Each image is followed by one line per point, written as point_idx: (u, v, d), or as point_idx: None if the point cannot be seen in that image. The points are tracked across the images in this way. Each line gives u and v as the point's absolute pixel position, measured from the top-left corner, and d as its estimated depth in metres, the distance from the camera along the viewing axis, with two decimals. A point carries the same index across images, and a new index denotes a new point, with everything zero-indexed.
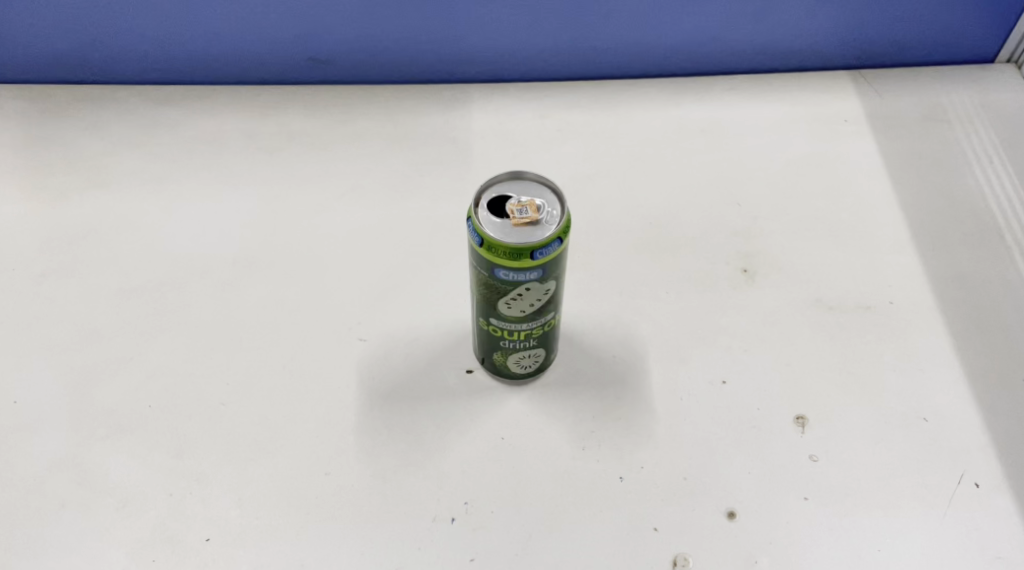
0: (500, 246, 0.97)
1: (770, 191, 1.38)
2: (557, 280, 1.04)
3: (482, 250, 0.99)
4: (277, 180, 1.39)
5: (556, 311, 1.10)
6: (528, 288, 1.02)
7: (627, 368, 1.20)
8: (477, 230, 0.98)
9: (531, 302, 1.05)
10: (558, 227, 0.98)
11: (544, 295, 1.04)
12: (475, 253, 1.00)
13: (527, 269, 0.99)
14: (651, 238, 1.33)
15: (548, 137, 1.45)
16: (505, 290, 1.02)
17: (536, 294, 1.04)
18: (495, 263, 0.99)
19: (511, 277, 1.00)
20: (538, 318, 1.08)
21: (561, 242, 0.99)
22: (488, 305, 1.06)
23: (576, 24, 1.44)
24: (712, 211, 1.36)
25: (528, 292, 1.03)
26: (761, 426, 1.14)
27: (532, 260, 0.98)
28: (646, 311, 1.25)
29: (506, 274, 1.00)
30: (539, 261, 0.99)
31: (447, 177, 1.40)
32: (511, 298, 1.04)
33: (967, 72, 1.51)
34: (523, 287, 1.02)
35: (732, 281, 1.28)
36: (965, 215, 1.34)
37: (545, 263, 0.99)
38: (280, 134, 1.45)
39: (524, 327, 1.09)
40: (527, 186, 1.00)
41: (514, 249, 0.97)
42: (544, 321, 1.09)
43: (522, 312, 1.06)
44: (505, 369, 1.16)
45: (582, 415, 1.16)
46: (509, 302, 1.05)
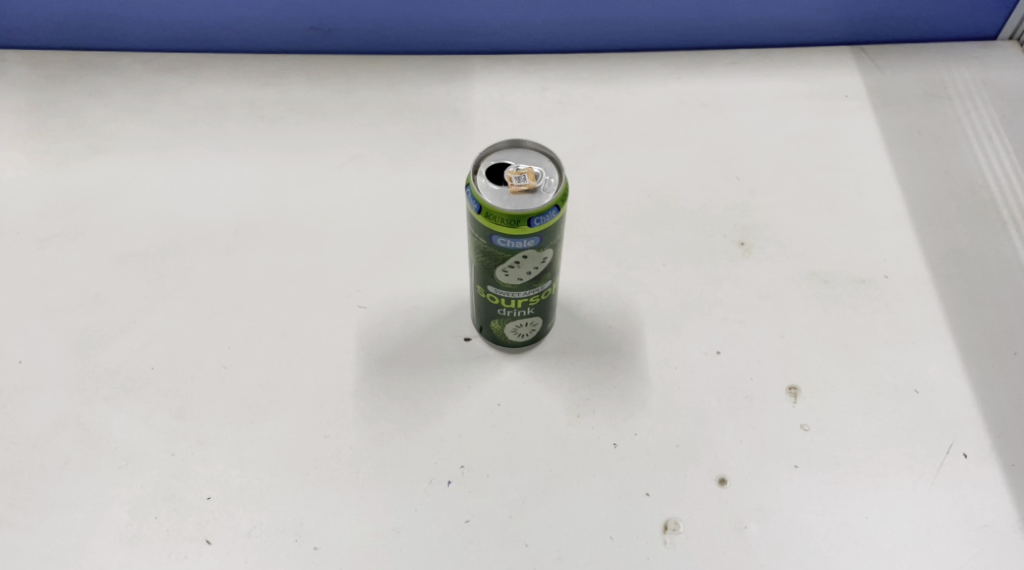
0: (497, 212, 0.98)
1: (768, 165, 1.39)
2: (554, 248, 1.05)
3: (480, 216, 1.00)
4: (279, 149, 1.40)
5: (554, 280, 1.11)
6: (525, 256, 1.03)
7: (624, 337, 1.21)
8: (475, 197, 0.99)
9: (529, 270, 1.06)
10: (556, 195, 0.99)
11: (541, 264, 1.05)
12: (473, 220, 1.01)
13: (525, 236, 1.00)
14: (649, 211, 1.34)
15: (549, 109, 1.46)
16: (503, 257, 1.04)
17: (533, 261, 1.05)
18: (492, 229, 1.00)
19: (509, 244, 1.01)
20: (535, 287, 1.09)
21: (559, 210, 1.00)
22: (485, 272, 1.08)
23: None
24: (711, 184, 1.37)
25: (525, 259, 1.04)
26: (754, 396, 1.16)
27: (528, 228, 0.99)
28: (643, 282, 1.27)
29: (503, 241, 1.01)
30: (536, 229, 1.00)
31: (448, 148, 1.41)
32: (508, 265, 1.05)
33: (969, 49, 1.52)
34: (520, 254, 1.03)
35: (729, 253, 1.29)
36: (962, 191, 1.34)
37: (542, 231, 1.00)
38: (282, 102, 1.46)
39: (521, 295, 1.10)
40: (525, 154, 1.01)
41: (511, 216, 0.98)
42: (542, 289, 1.10)
43: (519, 280, 1.07)
44: (502, 336, 1.18)
45: (578, 383, 1.18)
46: (506, 270, 1.06)
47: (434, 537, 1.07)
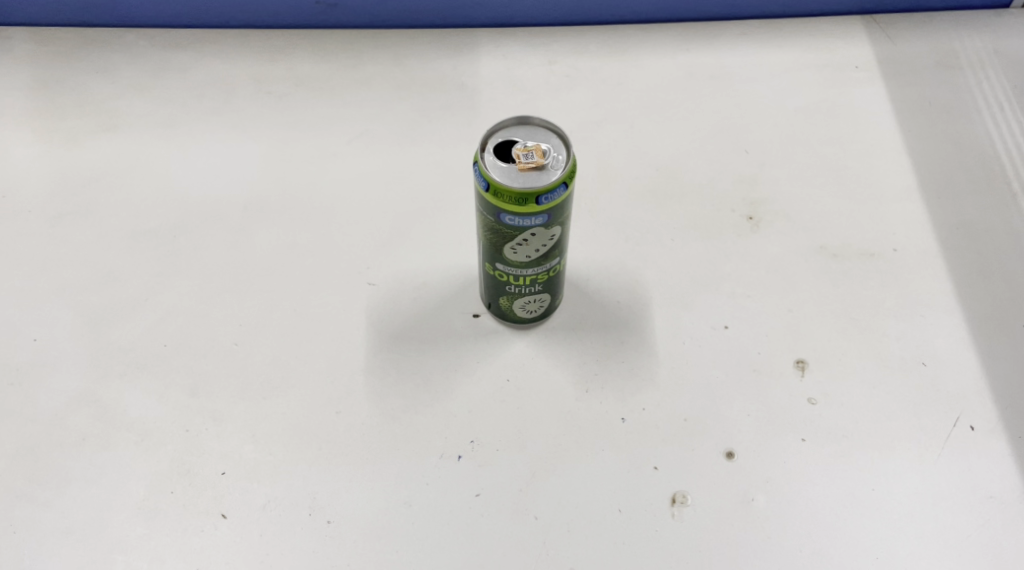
0: (505, 191, 0.99)
1: (777, 138, 1.38)
2: (562, 226, 1.05)
3: (489, 194, 1.00)
4: (286, 126, 1.40)
5: (561, 257, 1.11)
6: (533, 233, 1.03)
7: (631, 312, 1.22)
8: (483, 175, 0.99)
9: (537, 248, 1.06)
10: (564, 172, 0.99)
11: (549, 242, 1.06)
12: (481, 198, 1.02)
13: (532, 214, 1.01)
14: (657, 185, 1.34)
15: (556, 83, 1.45)
16: (511, 235, 1.04)
17: (542, 239, 1.05)
18: (501, 207, 1.00)
19: (517, 222, 1.02)
20: (543, 264, 1.09)
21: (567, 187, 1.00)
22: (493, 249, 1.08)
23: None
24: (719, 157, 1.37)
25: (533, 237, 1.04)
26: (762, 370, 1.17)
27: (536, 206, 0.99)
28: (651, 257, 1.27)
29: (511, 220, 1.01)
30: (544, 208, 1.00)
31: (455, 123, 1.41)
32: (516, 243, 1.05)
33: (981, 17, 1.50)
34: (528, 232, 1.03)
35: (737, 227, 1.29)
36: (972, 162, 1.34)
37: (550, 208, 1.01)
38: (289, 79, 1.46)
39: (529, 272, 1.10)
40: (533, 131, 1.01)
41: (519, 194, 0.98)
42: (550, 266, 1.10)
43: (527, 257, 1.08)
44: (511, 312, 1.18)
45: (586, 358, 1.19)
46: (514, 248, 1.06)
47: (444, 510, 1.08)
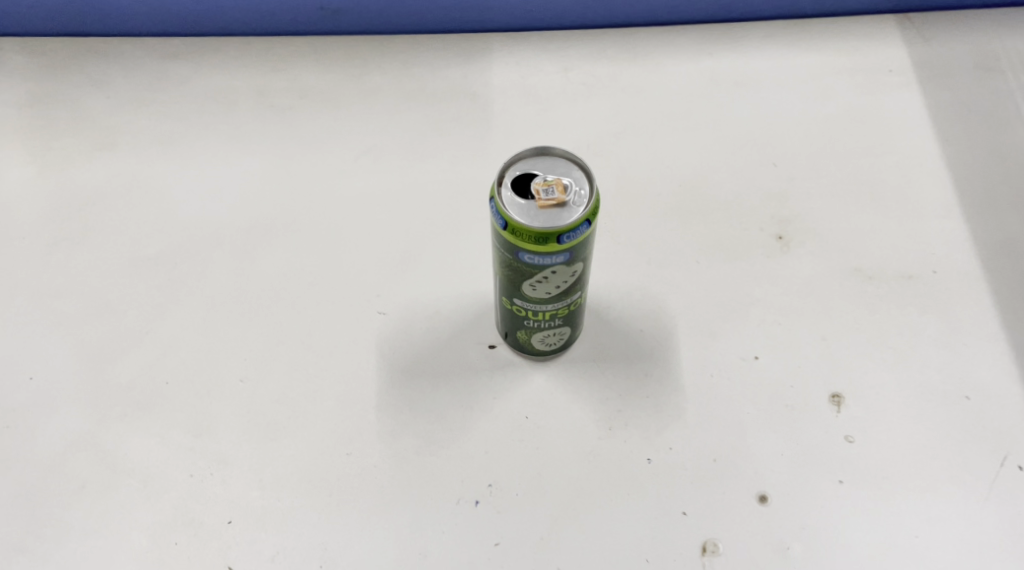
0: (525, 229, 0.92)
1: (807, 149, 1.31)
2: (584, 262, 0.98)
3: (506, 232, 0.93)
4: (289, 142, 1.34)
5: (583, 291, 1.04)
6: (553, 271, 0.97)
7: (656, 343, 1.16)
8: (500, 212, 0.93)
9: (557, 285, 1.00)
10: (586, 209, 0.92)
11: (569, 279, 0.99)
12: (498, 235, 0.95)
13: (553, 253, 0.94)
14: (681, 202, 1.27)
15: (573, 92, 1.38)
16: (530, 273, 0.97)
17: (563, 276, 0.98)
18: (519, 245, 0.94)
19: (536, 260, 0.95)
20: (563, 300, 1.03)
21: (589, 224, 0.93)
22: (510, 285, 1.01)
23: None
24: (747, 171, 1.29)
25: (554, 274, 0.98)
26: (795, 405, 1.11)
27: (557, 245, 0.93)
28: (675, 282, 1.20)
29: (530, 258, 0.95)
30: (565, 247, 0.93)
31: (467, 136, 1.34)
32: (535, 280, 0.99)
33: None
34: (548, 270, 0.97)
35: (767, 248, 1.22)
36: (1016, 174, 1.26)
37: (572, 247, 0.94)
38: (292, 90, 1.39)
39: (549, 308, 1.04)
40: (554, 163, 0.94)
41: (539, 234, 0.92)
42: (570, 301, 1.04)
43: (547, 294, 1.01)
44: (528, 344, 1.12)
45: (609, 392, 1.13)
46: (533, 285, 0.99)
47: (462, 561, 1.03)
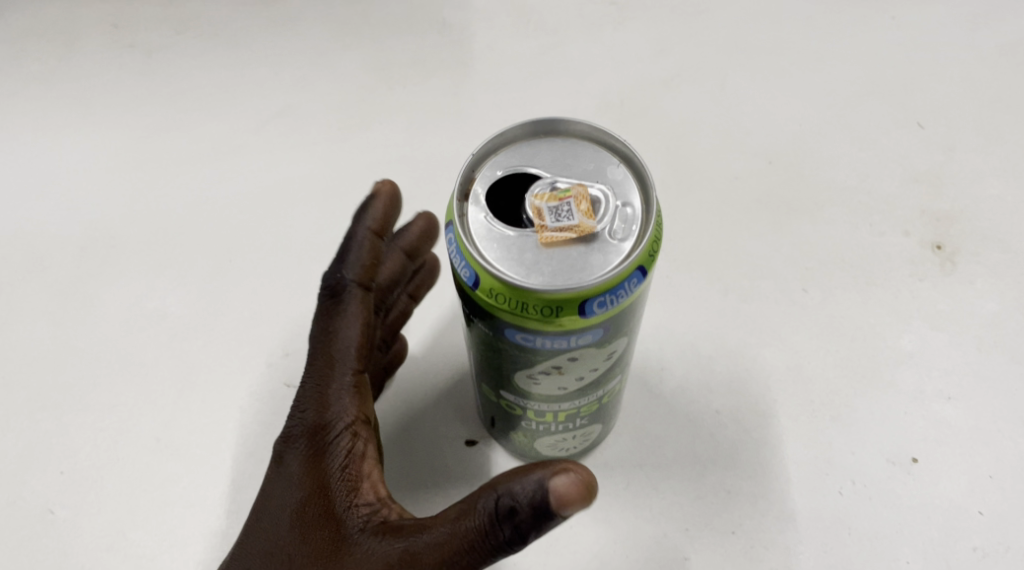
0: (513, 291, 0.48)
1: (969, 102, 0.83)
2: (628, 338, 0.53)
3: (480, 293, 0.49)
4: (155, 103, 0.86)
5: (623, 380, 0.59)
6: (572, 359, 0.52)
7: (744, 435, 0.69)
8: (468, 254, 0.49)
9: (579, 378, 0.54)
10: (634, 246, 0.48)
11: (600, 369, 0.54)
12: (466, 295, 0.51)
13: (570, 330, 0.49)
14: (773, 192, 0.79)
15: (595, 16, 0.89)
16: (526, 361, 0.52)
17: (589, 364, 0.53)
18: (504, 317, 0.49)
19: (539, 342, 0.50)
20: (588, 397, 0.57)
21: (641, 275, 0.49)
22: (491, 374, 0.56)
23: None
24: (875, 139, 0.81)
25: (572, 363, 0.52)
26: (988, 549, 0.64)
27: (576, 317, 0.48)
28: (770, 326, 0.73)
29: (525, 339, 0.50)
30: (593, 322, 0.49)
31: (432, 87, 0.86)
32: (538, 372, 0.53)
33: None
34: (561, 357, 0.51)
35: (918, 267, 0.75)
36: None
37: (607, 319, 0.49)
38: (164, 21, 0.90)
39: (563, 412, 0.58)
40: (571, 155, 0.51)
41: (543, 298, 0.47)
42: (601, 400, 0.58)
43: (559, 393, 0.55)
44: (526, 454, 0.66)
45: (670, 527, 0.66)
46: (531, 380, 0.54)
47: None
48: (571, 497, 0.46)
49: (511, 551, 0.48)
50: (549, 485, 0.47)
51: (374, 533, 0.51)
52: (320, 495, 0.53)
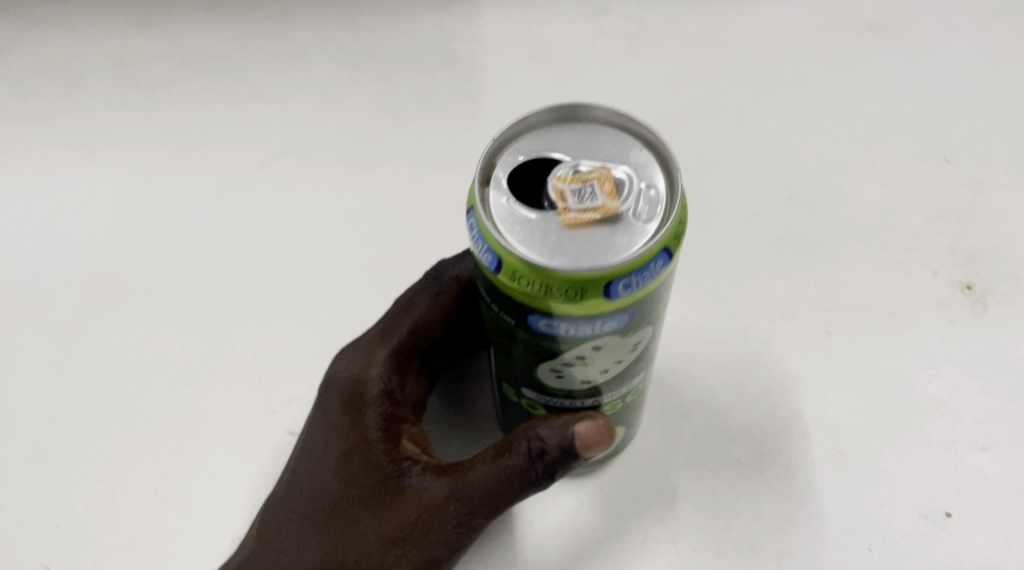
0: (536, 273, 0.45)
1: (997, 135, 0.80)
2: (654, 325, 0.50)
3: (503, 278, 0.46)
4: (159, 142, 0.84)
5: (647, 371, 0.55)
6: (597, 347, 0.49)
7: (766, 485, 0.66)
8: (487, 238, 0.46)
9: (604, 370, 0.51)
10: (663, 227, 0.46)
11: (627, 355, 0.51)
12: (486, 282, 0.48)
13: (594, 315, 0.46)
14: (793, 233, 0.76)
15: (610, 49, 0.87)
16: (547, 352, 0.49)
17: (613, 354, 0.50)
18: (526, 303, 0.46)
19: (564, 328, 0.47)
20: (613, 389, 0.54)
21: (669, 257, 0.46)
22: (508, 366, 0.53)
23: None
24: (900, 174, 0.79)
25: (597, 352, 0.49)
26: None
27: (600, 300, 0.45)
28: (790, 370, 0.70)
29: (546, 326, 0.47)
30: (618, 305, 0.46)
31: (441, 123, 0.83)
32: (561, 361, 0.50)
33: None
34: (585, 346, 0.49)
35: (946, 309, 0.72)
36: None
37: (634, 301, 0.46)
38: (168, 56, 0.89)
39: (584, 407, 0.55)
40: (590, 144, 0.48)
41: (568, 281, 0.44)
42: (624, 393, 0.55)
43: (582, 386, 0.52)
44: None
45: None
46: (553, 371, 0.51)
47: None
48: (592, 439, 0.51)
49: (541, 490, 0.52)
50: (570, 429, 0.51)
51: (421, 473, 0.55)
52: (362, 444, 0.56)
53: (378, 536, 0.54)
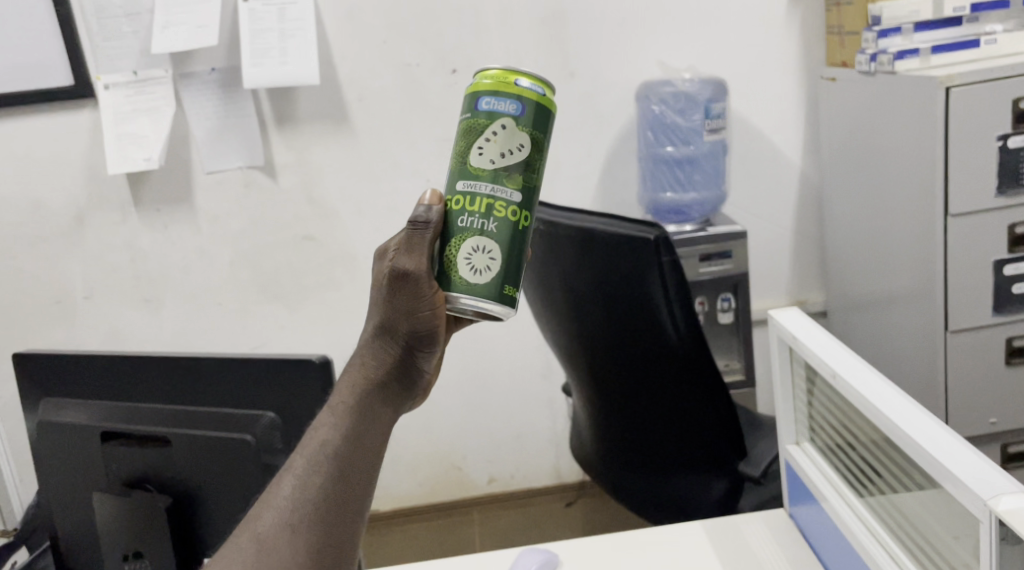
0: (487, 87, 0.95)
1: None
2: (523, 145, 0.94)
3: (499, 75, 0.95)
4: None
5: (524, 199, 0.95)
6: (503, 123, 0.94)
7: None
8: (476, 90, 0.96)
9: (501, 153, 0.93)
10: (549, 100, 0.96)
11: (525, 148, 0.94)
12: (464, 109, 0.96)
13: (495, 100, 0.94)
14: None
15: None
16: (473, 134, 0.94)
17: (504, 131, 0.94)
18: (480, 94, 0.95)
19: (492, 98, 0.94)
20: (507, 187, 0.94)
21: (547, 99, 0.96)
22: (470, 140, 0.94)
23: (658, 419, 1.87)
24: None
25: (505, 127, 0.94)
26: None
27: (491, 88, 0.94)
28: None
29: (491, 101, 0.94)
30: (523, 90, 0.94)
31: None
32: (490, 128, 0.94)
33: (892, 318, 2.25)
34: (497, 122, 0.94)
35: None
36: (971, 396, 2.10)
37: (526, 98, 0.94)
38: None
39: (489, 220, 0.94)
40: None
41: (503, 79, 0.95)
42: (511, 211, 0.94)
43: (488, 189, 0.94)
44: (457, 284, 0.94)
45: None
46: (483, 146, 0.94)
47: None
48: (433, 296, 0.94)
49: (411, 226, 0.94)
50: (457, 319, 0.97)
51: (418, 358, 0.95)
52: (391, 390, 0.93)
53: (376, 298, 0.94)
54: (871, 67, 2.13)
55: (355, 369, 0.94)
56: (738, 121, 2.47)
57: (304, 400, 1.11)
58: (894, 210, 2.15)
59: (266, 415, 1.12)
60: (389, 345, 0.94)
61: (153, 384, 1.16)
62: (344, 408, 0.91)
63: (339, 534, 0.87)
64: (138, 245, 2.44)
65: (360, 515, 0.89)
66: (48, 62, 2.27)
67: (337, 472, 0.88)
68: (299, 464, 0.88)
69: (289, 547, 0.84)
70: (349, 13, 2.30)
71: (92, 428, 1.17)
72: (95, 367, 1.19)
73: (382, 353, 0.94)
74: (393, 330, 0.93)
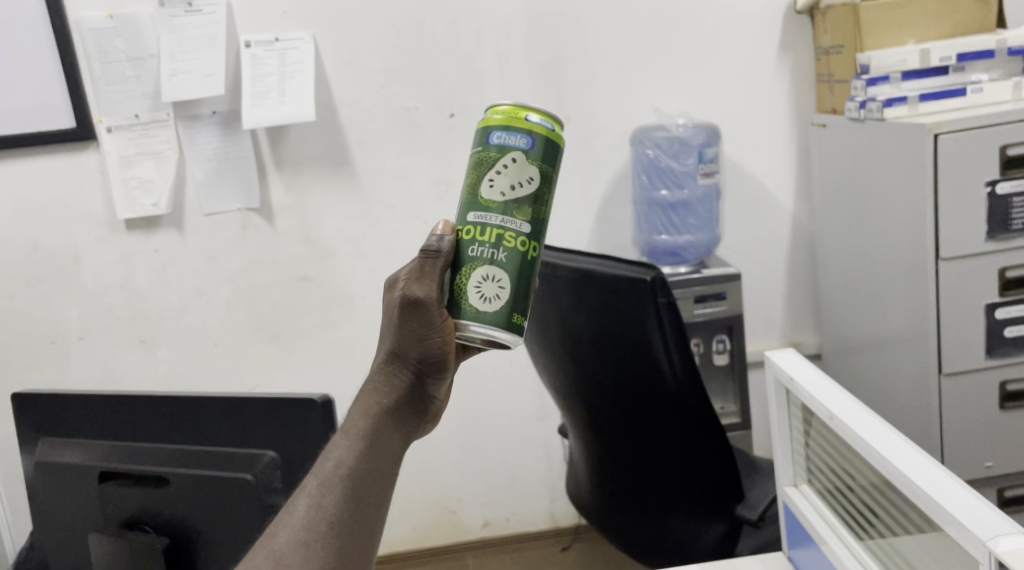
0: (497, 121, 1.02)
1: None
2: (531, 176, 1.01)
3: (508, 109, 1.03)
4: None
5: (533, 229, 1.01)
6: (513, 156, 1.01)
7: None
8: (488, 124, 1.03)
9: (511, 185, 1.00)
10: (557, 133, 1.04)
11: (534, 180, 1.01)
12: (477, 143, 1.03)
13: (504, 133, 1.02)
14: None
15: None
16: (485, 167, 1.01)
17: (514, 164, 1.01)
18: (490, 128, 1.02)
19: (502, 132, 1.02)
20: (517, 218, 1.00)
21: (554, 131, 1.03)
22: (481, 172, 1.01)
23: (658, 462, 1.86)
24: None
25: (514, 160, 1.01)
26: None
27: (500, 123, 1.02)
28: None
29: (502, 134, 1.01)
30: (533, 125, 1.02)
31: None
32: (501, 161, 1.01)
33: (887, 361, 2.26)
34: (508, 156, 1.01)
35: None
36: (967, 439, 2.10)
37: (534, 132, 1.02)
38: None
39: (499, 250, 1.00)
40: None
41: (513, 113, 1.02)
42: (520, 241, 1.01)
43: (500, 220, 1.00)
44: (468, 311, 1.00)
45: None
46: (494, 178, 1.01)
47: None
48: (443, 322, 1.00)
49: (422, 255, 1.01)
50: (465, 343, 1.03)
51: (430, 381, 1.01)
52: (402, 412, 1.00)
53: (389, 327, 1.01)
54: (862, 113, 2.17)
55: (369, 393, 1.00)
56: (731, 166, 2.51)
57: (307, 437, 1.11)
58: (886, 254, 2.18)
59: (267, 455, 1.11)
60: (402, 371, 1.00)
61: (152, 425, 1.15)
62: (359, 429, 0.97)
63: (354, 546, 0.92)
64: (135, 286, 2.45)
65: (375, 530, 0.94)
66: (51, 105, 2.30)
67: (350, 488, 0.93)
68: (315, 481, 0.94)
69: (305, 557, 0.90)
70: (349, 59, 2.34)
71: (90, 467, 1.16)
72: (94, 408, 1.18)
73: (394, 378, 1.00)
74: (404, 355, 1.00)
